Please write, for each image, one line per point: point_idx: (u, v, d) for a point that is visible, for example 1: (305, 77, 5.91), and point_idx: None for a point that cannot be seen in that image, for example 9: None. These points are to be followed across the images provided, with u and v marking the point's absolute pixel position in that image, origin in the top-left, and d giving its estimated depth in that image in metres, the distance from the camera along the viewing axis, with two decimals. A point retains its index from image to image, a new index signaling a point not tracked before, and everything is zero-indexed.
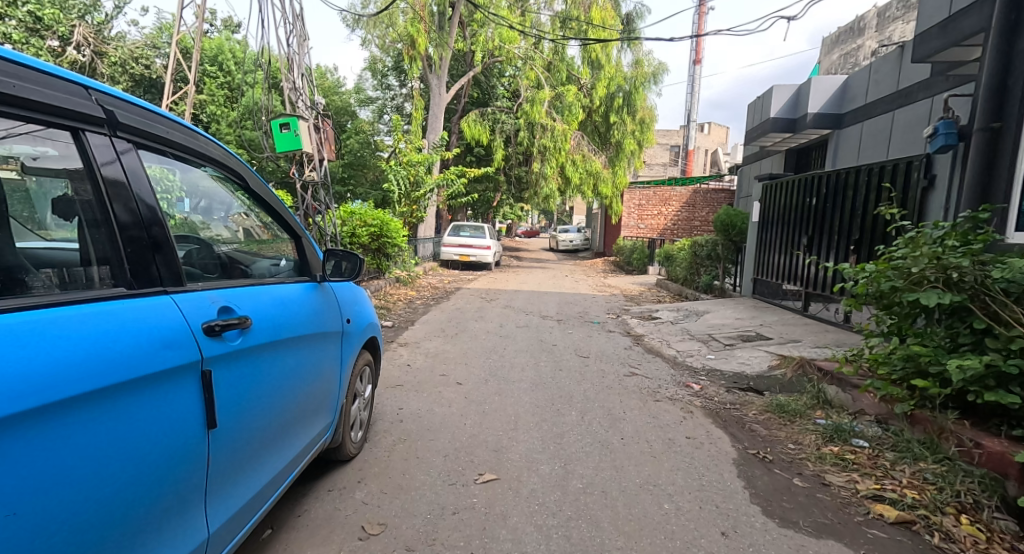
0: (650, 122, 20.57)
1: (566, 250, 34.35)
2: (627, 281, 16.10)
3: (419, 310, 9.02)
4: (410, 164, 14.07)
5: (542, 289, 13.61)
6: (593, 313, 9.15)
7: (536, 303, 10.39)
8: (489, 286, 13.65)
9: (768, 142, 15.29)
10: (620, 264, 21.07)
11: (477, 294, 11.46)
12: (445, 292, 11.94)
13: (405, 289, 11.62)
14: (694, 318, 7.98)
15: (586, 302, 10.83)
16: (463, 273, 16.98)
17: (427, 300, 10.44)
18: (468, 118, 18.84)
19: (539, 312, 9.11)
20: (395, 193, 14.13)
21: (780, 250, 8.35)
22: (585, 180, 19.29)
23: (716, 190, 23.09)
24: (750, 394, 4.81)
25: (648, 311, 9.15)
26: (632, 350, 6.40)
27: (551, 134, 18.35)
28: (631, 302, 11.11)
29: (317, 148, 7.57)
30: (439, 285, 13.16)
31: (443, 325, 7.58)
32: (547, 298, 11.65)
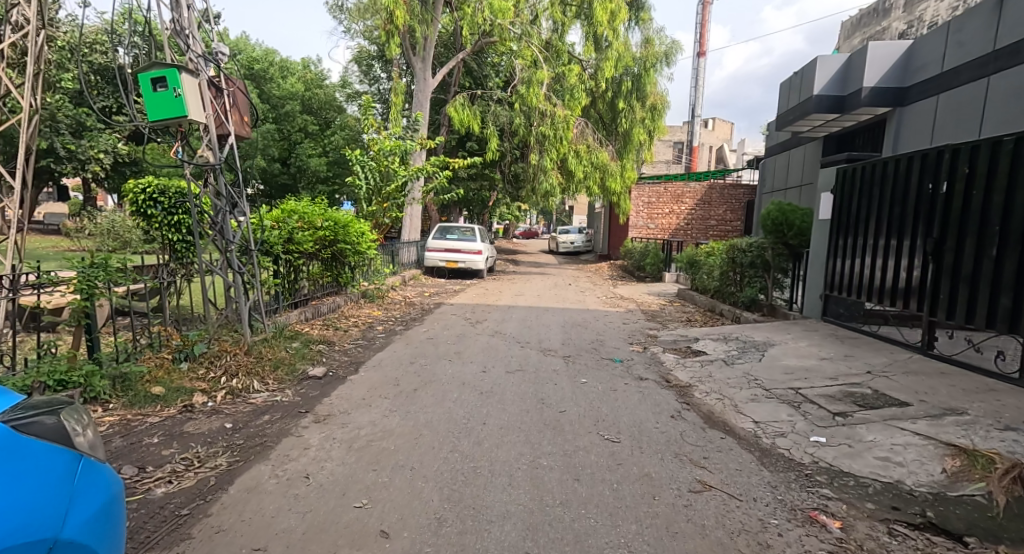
0: (661, 109, 18.58)
1: (567, 252, 32.18)
2: (640, 291, 13.89)
3: (379, 341, 6.76)
4: (384, 152, 11.84)
5: (542, 302, 11.41)
6: (610, 343, 6.93)
7: (535, 326, 8.16)
8: (479, 299, 11.43)
9: (804, 126, 13.08)
10: (628, 270, 18.89)
11: (462, 313, 9.23)
12: (423, 308, 9.74)
13: (371, 308, 9.35)
14: (756, 356, 5.67)
15: (599, 324, 8.60)
16: (450, 283, 14.75)
17: (397, 323, 8.20)
18: (455, 101, 16.29)
19: (541, 341, 6.92)
20: (367, 189, 11.93)
21: (867, 258, 6.05)
22: (591, 173, 16.73)
23: (732, 185, 20.91)
24: (944, 546, 2.48)
25: (684, 340, 6.90)
26: (683, 422, 4.12)
27: (550, 120, 15.94)
28: (654, 323, 8.88)
29: (214, 113, 5.30)
30: (418, 300, 10.94)
31: (403, 371, 5.34)
32: (549, 316, 9.45)
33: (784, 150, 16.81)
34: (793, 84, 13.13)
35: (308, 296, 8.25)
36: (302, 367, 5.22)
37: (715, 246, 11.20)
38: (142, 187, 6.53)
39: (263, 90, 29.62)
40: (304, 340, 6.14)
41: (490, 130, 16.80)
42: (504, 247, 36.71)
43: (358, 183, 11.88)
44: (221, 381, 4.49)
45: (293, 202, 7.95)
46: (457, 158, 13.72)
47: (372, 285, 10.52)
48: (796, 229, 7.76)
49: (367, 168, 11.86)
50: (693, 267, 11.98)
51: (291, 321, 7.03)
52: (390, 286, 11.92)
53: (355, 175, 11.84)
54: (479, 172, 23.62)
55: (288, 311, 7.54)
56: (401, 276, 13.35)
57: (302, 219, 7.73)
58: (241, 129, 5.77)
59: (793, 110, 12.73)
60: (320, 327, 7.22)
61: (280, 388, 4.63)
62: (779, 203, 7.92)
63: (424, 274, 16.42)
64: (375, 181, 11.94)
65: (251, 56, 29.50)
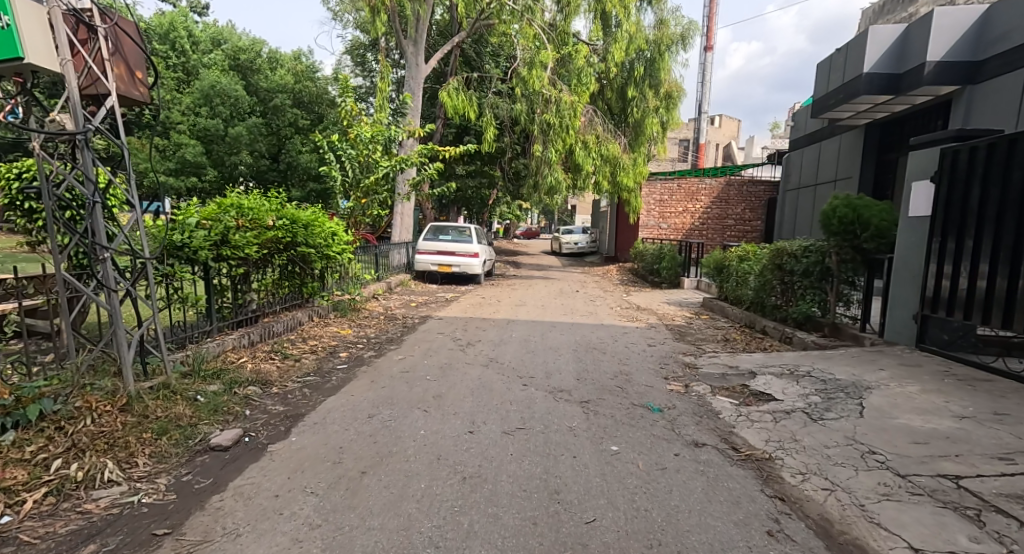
0: (676, 97, 17.11)
1: (571, 254, 30.68)
2: (656, 300, 12.33)
3: (339, 377, 5.19)
4: (362, 137, 9.97)
5: (548, 314, 9.84)
6: (638, 379, 5.36)
7: (541, 350, 6.61)
8: (476, 311, 9.90)
9: (847, 110, 11.52)
10: (640, 274, 17.32)
11: (451, 331, 7.66)
12: (407, 325, 8.18)
13: (340, 325, 7.76)
14: (852, 406, 4.08)
15: (619, 346, 7.03)
16: (443, 290, 13.19)
17: (368, 346, 6.61)
18: (449, 85, 14.51)
19: (549, 376, 5.36)
20: (345, 181, 10.02)
21: (1001, 269, 4.45)
22: (600, 166, 14.93)
23: (752, 181, 19.38)
24: None
25: (736, 375, 5.32)
26: (790, 547, 2.52)
27: (554, 106, 14.28)
28: (685, 344, 7.32)
29: (72, 66, 3.51)
30: (403, 313, 9.39)
31: (359, 432, 3.76)
32: (557, 334, 7.90)
33: (816, 141, 15.34)
34: (835, 62, 11.52)
35: (256, 313, 6.66)
36: (208, 427, 3.61)
37: (750, 250, 9.63)
38: (20, 171, 4.84)
39: (251, 82, 28.12)
40: (229, 380, 4.54)
41: (488, 117, 15.04)
42: (505, 248, 35.24)
43: (330, 175, 9.80)
44: (52, 466, 2.86)
45: (234, 195, 6.32)
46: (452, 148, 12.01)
47: (341, 299, 8.83)
48: (873, 229, 6.16)
49: (345, 158, 9.91)
50: (724, 275, 10.41)
51: (223, 349, 5.43)
52: (370, 298, 10.32)
53: (328, 161, 9.78)
54: (478, 169, 22.26)
55: (225, 333, 5.95)
56: (385, 283, 11.78)
57: (243, 216, 6.08)
58: (104, 68, 3.73)
59: (836, 93, 11.16)
60: (265, 356, 5.64)
61: (155, 473, 3.01)
62: (848, 197, 6.35)
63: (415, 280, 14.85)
64: (353, 173, 10.05)
65: (237, 46, 28.02)
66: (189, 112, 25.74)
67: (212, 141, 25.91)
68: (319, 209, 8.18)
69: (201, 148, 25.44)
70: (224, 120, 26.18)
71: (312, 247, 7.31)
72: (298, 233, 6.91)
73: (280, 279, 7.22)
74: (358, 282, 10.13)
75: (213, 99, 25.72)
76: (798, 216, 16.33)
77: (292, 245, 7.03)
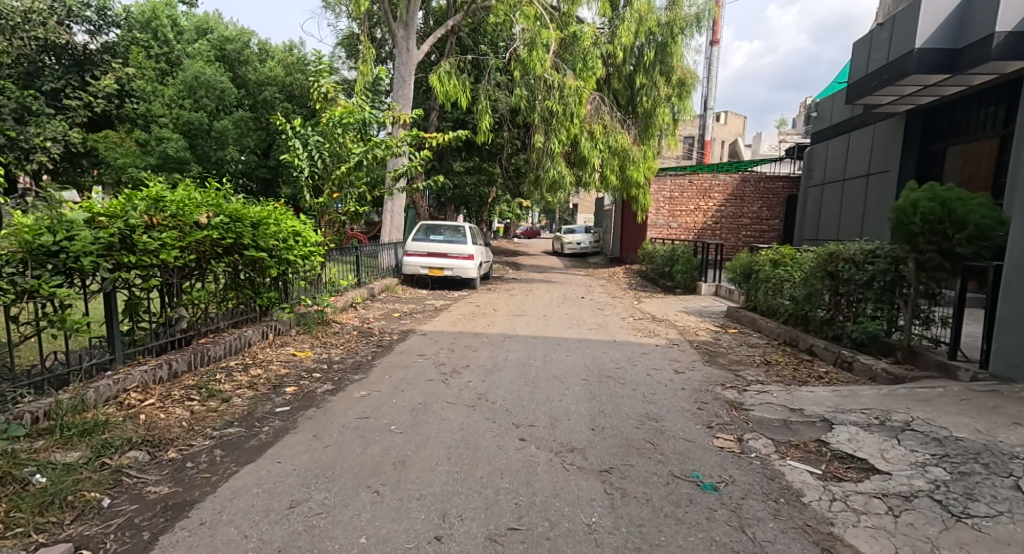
0: (690, 84, 15.91)
1: (573, 254, 29.45)
2: (672, 308, 11.05)
3: (274, 428, 3.87)
4: (332, 121, 8.52)
5: (550, 326, 8.54)
6: (672, 430, 4.05)
7: (544, 380, 5.31)
8: (468, 324, 8.61)
9: (889, 92, 10.21)
10: (649, 277, 16.10)
11: (437, 352, 6.40)
12: (384, 345, 6.87)
13: (300, 345, 6.45)
14: (1004, 494, 2.77)
15: (638, 374, 5.73)
16: (433, 297, 11.94)
17: (328, 378, 5.27)
18: (440, 68, 13.14)
19: (555, 426, 4.08)
20: (313, 173, 8.58)
21: None
22: (608, 158, 13.56)
23: (770, 177, 18.31)
24: None
25: (803, 424, 4.00)
26: None
27: (557, 92, 12.93)
28: (719, 370, 6.02)
29: None
30: (383, 327, 8.09)
31: (267, 544, 2.46)
32: (562, 354, 6.60)
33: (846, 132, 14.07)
34: (878, 37, 10.15)
35: (184, 334, 5.32)
36: (12, 545, 2.33)
37: (787, 253, 8.33)
38: None
39: (238, 74, 26.83)
40: (101, 442, 3.21)
41: (484, 104, 13.58)
42: (505, 248, 34.03)
43: (296, 167, 8.36)
44: None
45: (156, 186, 5.02)
46: (442, 136, 10.49)
47: (304, 312, 7.50)
48: (970, 229, 4.81)
49: (314, 146, 8.47)
50: (755, 283, 9.09)
51: (123, 387, 4.10)
52: (345, 310, 8.99)
53: (292, 148, 8.32)
54: (477, 165, 21.37)
55: (136, 361, 4.64)
56: (365, 291, 10.48)
57: (160, 212, 4.72)
58: None
59: (882, 73, 9.86)
60: (182, 395, 4.30)
61: None
62: (932, 188, 5.06)
63: (403, 284, 13.54)
64: (324, 164, 8.64)
65: (224, 35, 26.71)
66: (172, 104, 24.43)
67: (196, 135, 24.75)
68: (275, 206, 6.83)
69: (184, 142, 24.25)
70: (209, 112, 24.88)
71: (261, 251, 5.97)
72: (240, 233, 5.57)
73: (220, 290, 5.88)
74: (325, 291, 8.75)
75: (197, 91, 24.41)
76: (825, 214, 15.06)
77: (232, 249, 5.69)
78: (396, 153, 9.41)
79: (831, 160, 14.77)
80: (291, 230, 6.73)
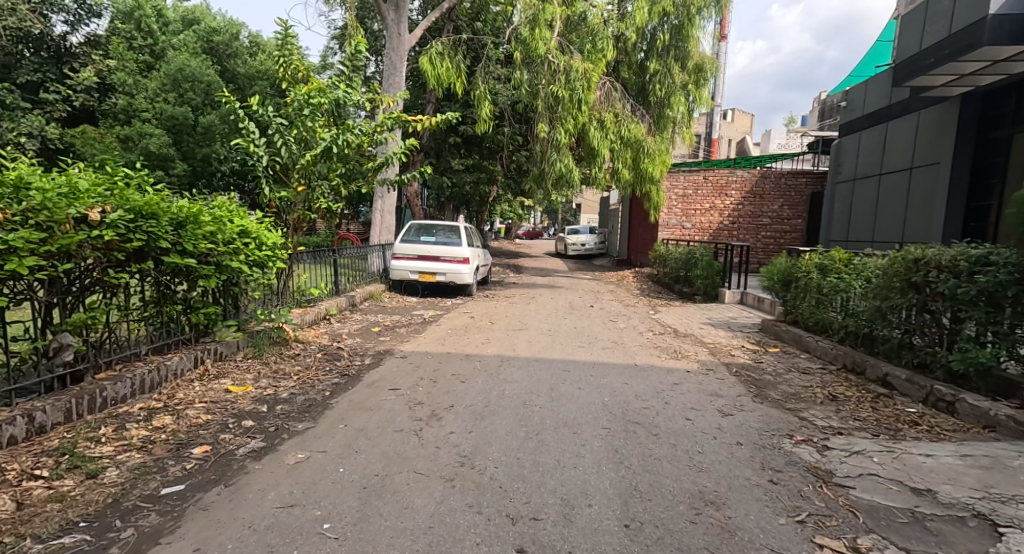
0: (707, 71, 14.62)
1: (576, 256, 28.13)
2: (693, 320, 9.76)
3: (138, 533, 2.52)
4: (297, 99, 7.13)
5: (556, 344, 7.24)
6: (746, 531, 2.72)
7: (552, 432, 3.98)
8: (458, 341, 7.31)
9: (947, 71, 8.91)
10: (663, 282, 14.85)
11: (420, 384, 5.12)
12: (349, 374, 5.51)
13: (241, 376, 5.11)
14: None
15: (674, 420, 4.37)
16: (425, 306, 10.68)
17: (260, 430, 3.89)
18: (431, 49, 11.78)
19: (574, 525, 2.75)
20: (274, 162, 7.19)
21: None
22: (619, 150, 12.21)
23: (792, 172, 17.16)
24: None
25: (950, 521, 2.69)
26: None
27: (562, 76, 11.60)
28: (775, 411, 4.68)
29: None
30: (354, 347, 6.77)
31: None
32: (572, 387, 5.27)
33: (885, 121, 12.94)
34: (937, 7, 9.02)
35: (71, 368, 4.01)
36: None
37: (839, 257, 7.05)
38: None
39: (226, 67, 25.59)
40: None
41: (482, 89, 12.15)
42: (506, 249, 32.87)
43: (254, 156, 6.99)
44: None
45: (24, 168, 3.76)
46: (429, 119, 9.08)
47: (256, 330, 6.16)
48: None
49: (276, 131, 7.08)
50: (797, 293, 7.75)
51: None
52: (312, 327, 7.63)
53: (249, 132, 6.94)
54: (477, 163, 20.10)
55: None
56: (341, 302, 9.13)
57: (16, 203, 3.50)
58: None
59: (940, 47, 8.54)
60: (25, 469, 2.96)
61: None
62: None
63: (390, 291, 12.21)
64: (288, 151, 7.26)
65: (211, 27, 25.40)
66: (156, 99, 23.13)
67: (181, 132, 23.46)
68: (217, 204, 5.54)
69: (168, 138, 22.96)
70: (194, 107, 23.57)
71: (187, 258, 4.71)
72: (151, 233, 4.29)
73: (130, 306, 4.59)
74: (282, 307, 7.40)
75: (182, 85, 23.12)
76: (861, 214, 13.86)
77: (141, 253, 4.42)
78: (378, 142, 8.06)
79: (866, 153, 13.72)
80: (233, 231, 5.45)
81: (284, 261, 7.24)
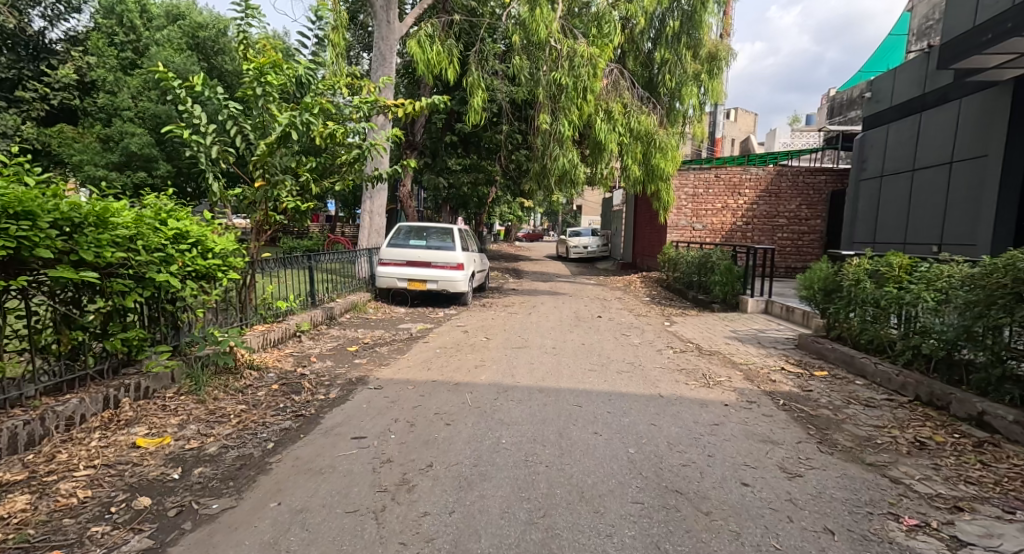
0: (720, 61, 13.59)
1: (578, 260, 27.08)
2: (715, 333, 8.69)
3: None
4: (249, 76, 5.90)
5: (564, 367, 6.16)
6: None
7: (566, 513, 2.90)
8: (450, 365, 6.23)
9: (1005, 51, 7.86)
10: (674, 288, 13.82)
11: (396, 431, 4.04)
12: (305, 415, 4.39)
13: (164, 419, 4.00)
14: None
15: (728, 489, 3.27)
16: (416, 317, 9.63)
17: (153, 515, 2.76)
18: (419, 31, 10.71)
19: None
20: (227, 153, 6.05)
21: None
22: (629, 144, 11.14)
23: (810, 170, 16.11)
24: None
25: None
26: None
27: (566, 62, 10.52)
28: (854, 469, 3.60)
29: None
30: (322, 374, 5.69)
31: None
32: (586, 432, 4.17)
33: (919, 112, 11.93)
34: None
35: None
36: None
37: (899, 263, 5.97)
38: None
39: (213, 64, 24.50)
40: None
41: (475, 76, 11.07)
42: (506, 252, 31.81)
43: (201, 146, 5.83)
44: None
45: None
46: (415, 105, 7.89)
47: (197, 356, 5.04)
48: None
49: (227, 116, 5.95)
50: (843, 304, 6.65)
51: None
52: (275, 348, 6.54)
53: (194, 117, 5.78)
54: (474, 162, 19.00)
55: None
56: (316, 315, 8.06)
57: None
58: None
59: (1001, 19, 7.48)
60: None
61: None
62: None
63: (378, 300, 11.13)
64: (244, 141, 6.17)
65: (196, 22, 24.28)
66: (139, 98, 22.02)
67: (165, 131, 22.34)
68: (144, 208, 4.52)
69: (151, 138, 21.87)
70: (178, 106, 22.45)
71: (88, 270, 3.69)
72: (27, 238, 3.29)
73: (10, 333, 3.55)
74: (238, 325, 6.30)
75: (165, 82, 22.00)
76: (889, 213, 12.86)
77: (17, 265, 3.41)
78: (356, 131, 6.90)
79: (898, 148, 12.64)
80: (160, 237, 4.43)
81: (241, 270, 6.17)
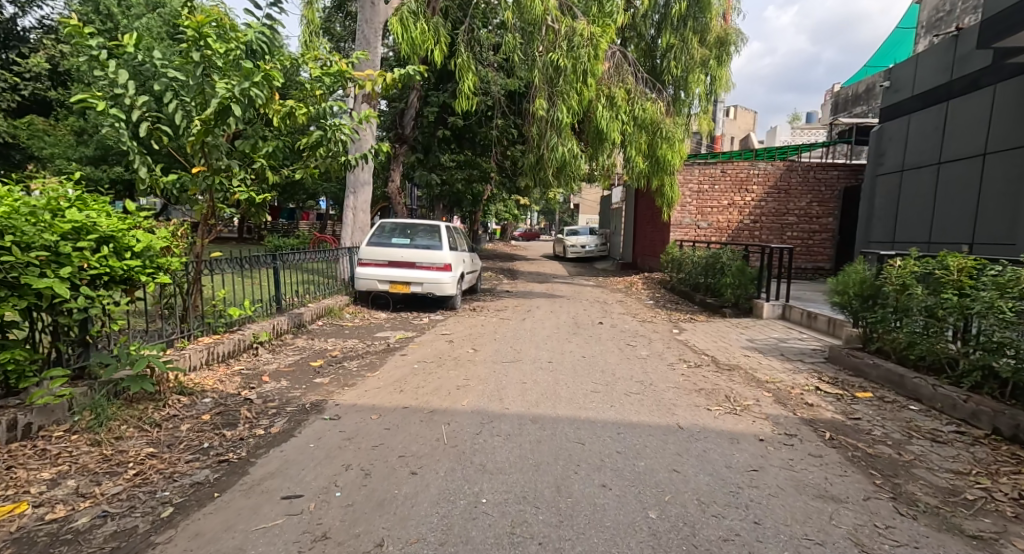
0: (729, 47, 12.71)
1: (575, 260, 26.16)
2: (730, 343, 7.79)
3: None
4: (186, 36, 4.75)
5: (562, 389, 5.24)
6: None
7: None
8: (428, 386, 5.29)
9: None
10: (679, 290, 12.93)
11: (346, 487, 3.10)
12: (232, 460, 3.42)
13: (33, 473, 3.02)
14: None
15: None
16: (397, 324, 8.70)
17: None
18: (401, 6, 9.83)
19: None
20: (159, 132, 4.88)
21: None
22: (633, 133, 10.22)
23: (822, 164, 15.25)
24: None
25: None
26: None
27: (565, 41, 9.58)
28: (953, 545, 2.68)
29: None
30: (271, 398, 4.74)
31: None
32: (592, 486, 3.22)
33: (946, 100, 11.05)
34: None
35: None
36: None
37: (958, 265, 5.05)
38: None
39: None
40: None
41: (464, 58, 10.13)
42: (501, 252, 30.88)
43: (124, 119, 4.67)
44: None
45: None
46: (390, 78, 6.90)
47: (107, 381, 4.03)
48: None
49: (163, 87, 4.83)
50: (887, 312, 5.73)
51: None
52: (221, 364, 5.56)
53: (117, 86, 4.62)
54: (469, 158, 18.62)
55: None
56: (280, 322, 7.09)
57: None
58: None
59: None
60: None
61: None
62: None
63: (357, 304, 10.16)
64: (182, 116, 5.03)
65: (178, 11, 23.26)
66: None
67: None
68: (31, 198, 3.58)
69: None
70: None
71: None
72: None
73: None
74: (174, 337, 5.33)
75: None
76: (912, 210, 11.94)
77: None
78: (321, 110, 5.88)
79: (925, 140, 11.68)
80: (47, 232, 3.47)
81: (171, 272, 5.13)
